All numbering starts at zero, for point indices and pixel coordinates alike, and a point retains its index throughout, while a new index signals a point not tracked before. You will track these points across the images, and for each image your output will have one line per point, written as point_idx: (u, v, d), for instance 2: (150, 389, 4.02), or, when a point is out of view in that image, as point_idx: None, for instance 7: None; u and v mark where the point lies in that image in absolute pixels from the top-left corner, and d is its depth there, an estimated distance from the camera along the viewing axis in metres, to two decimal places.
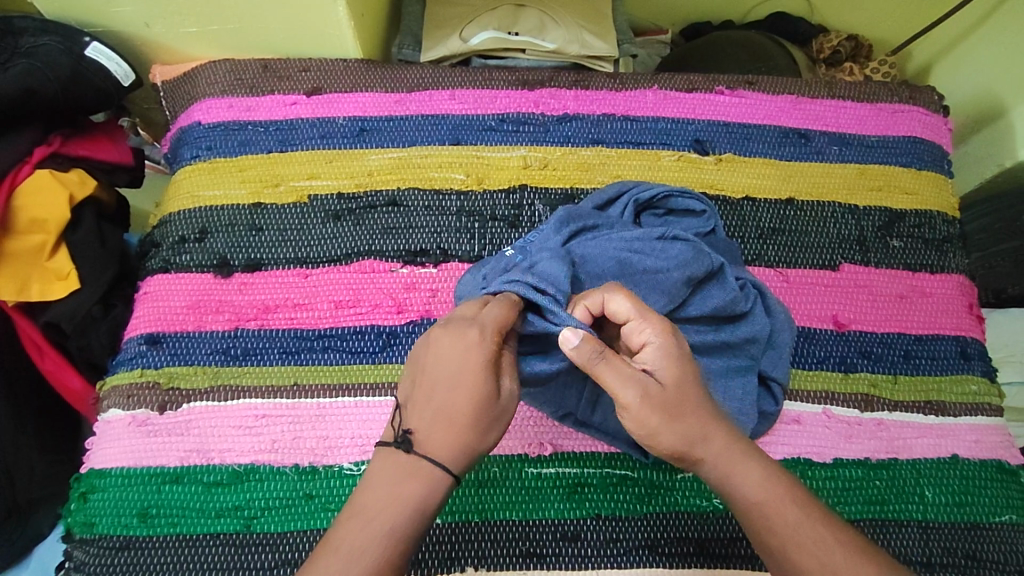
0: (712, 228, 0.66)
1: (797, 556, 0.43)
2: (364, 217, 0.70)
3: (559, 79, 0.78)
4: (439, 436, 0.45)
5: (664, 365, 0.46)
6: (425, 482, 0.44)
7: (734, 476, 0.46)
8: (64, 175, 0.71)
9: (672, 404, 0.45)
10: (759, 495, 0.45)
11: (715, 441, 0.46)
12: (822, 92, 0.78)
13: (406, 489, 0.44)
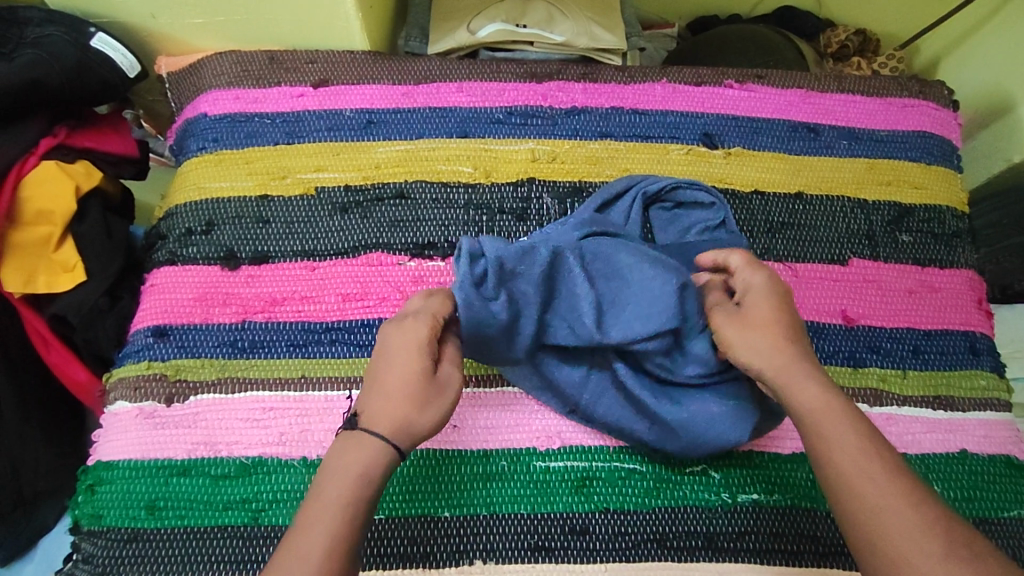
0: (721, 220, 0.67)
1: (838, 461, 0.45)
2: (372, 210, 0.70)
3: (567, 71, 0.77)
4: (381, 414, 0.46)
5: (753, 298, 0.53)
6: (373, 456, 0.45)
7: (792, 389, 0.49)
8: (70, 167, 0.70)
9: (748, 325, 0.52)
10: (813, 404, 0.47)
11: (781, 358, 0.50)
12: (831, 86, 0.78)
13: (347, 462, 0.45)
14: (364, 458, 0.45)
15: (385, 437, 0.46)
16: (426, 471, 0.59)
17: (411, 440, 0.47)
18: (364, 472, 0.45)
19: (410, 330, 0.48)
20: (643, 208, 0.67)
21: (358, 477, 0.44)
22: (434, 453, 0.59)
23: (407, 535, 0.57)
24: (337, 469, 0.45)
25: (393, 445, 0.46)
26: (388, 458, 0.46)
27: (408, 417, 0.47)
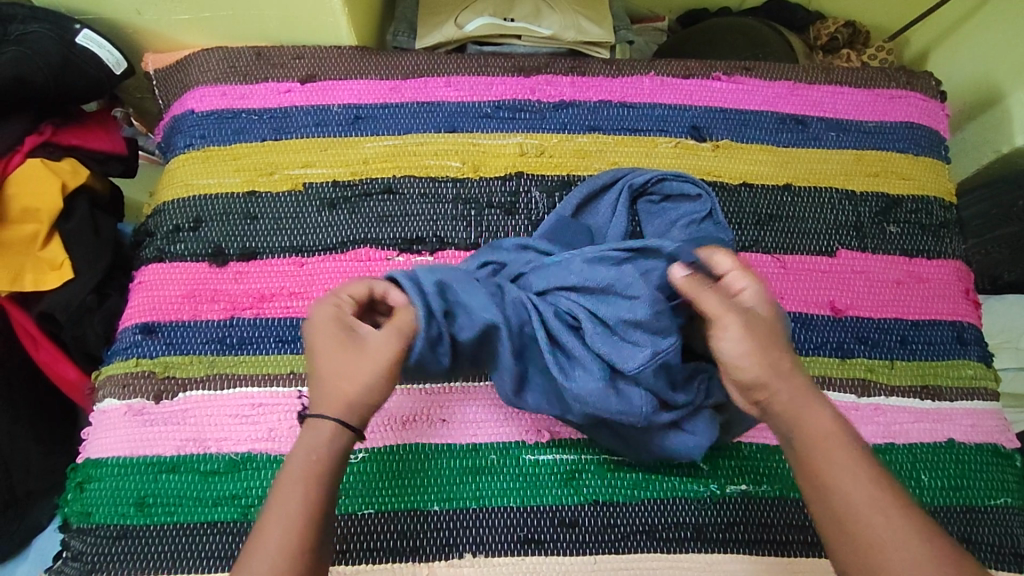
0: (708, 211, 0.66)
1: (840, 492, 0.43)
2: (360, 205, 0.69)
3: (555, 65, 0.77)
4: (320, 397, 0.48)
5: (760, 308, 0.49)
6: (323, 438, 0.47)
7: (807, 409, 0.46)
8: (56, 165, 0.70)
9: (761, 337, 0.47)
10: (827, 428, 0.46)
11: (797, 380, 0.47)
12: (819, 78, 0.78)
13: (299, 448, 0.47)
14: (311, 441, 0.47)
15: (332, 418, 0.47)
16: (415, 466, 0.59)
17: (362, 413, 0.48)
18: (312, 450, 0.46)
19: (324, 311, 0.50)
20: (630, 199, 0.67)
21: (310, 458, 0.46)
22: (423, 448, 0.60)
23: (397, 530, 0.57)
24: (290, 456, 0.47)
25: (342, 423, 0.47)
26: (340, 436, 0.47)
27: (346, 392, 0.48)
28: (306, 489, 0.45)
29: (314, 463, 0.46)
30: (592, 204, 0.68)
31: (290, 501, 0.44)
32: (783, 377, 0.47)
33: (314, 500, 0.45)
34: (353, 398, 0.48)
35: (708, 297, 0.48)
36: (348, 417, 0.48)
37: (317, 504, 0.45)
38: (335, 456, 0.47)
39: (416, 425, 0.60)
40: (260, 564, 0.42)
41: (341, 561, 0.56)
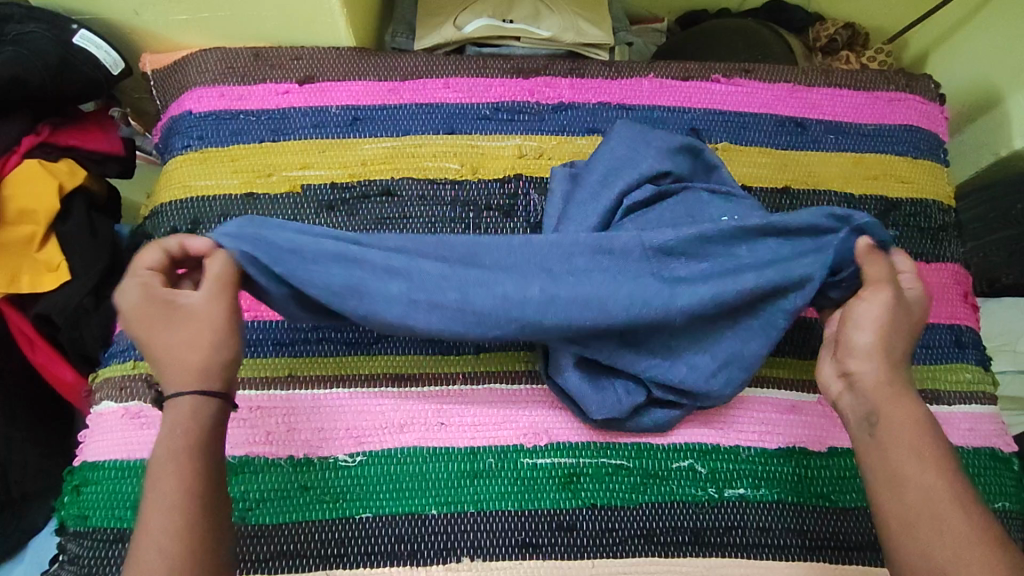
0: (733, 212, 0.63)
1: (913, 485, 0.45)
2: (358, 207, 0.69)
3: (554, 67, 0.77)
4: (164, 373, 0.46)
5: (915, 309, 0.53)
6: (182, 411, 0.45)
7: (892, 399, 0.48)
8: (53, 166, 0.70)
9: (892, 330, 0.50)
10: (905, 419, 0.47)
11: (900, 372, 0.49)
12: (818, 81, 0.78)
13: (161, 430, 0.45)
14: (167, 420, 0.45)
15: (184, 388, 0.46)
16: (412, 469, 0.59)
17: (217, 372, 0.47)
18: (171, 426, 0.45)
19: (133, 288, 0.48)
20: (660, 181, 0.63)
21: (174, 433, 0.45)
22: (422, 451, 0.59)
23: (395, 533, 0.57)
24: (154, 443, 0.45)
25: (190, 390, 0.46)
26: (202, 403, 0.46)
27: (180, 360, 0.46)
28: (173, 466, 0.44)
29: (180, 437, 0.44)
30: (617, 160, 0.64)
31: (166, 484, 0.43)
32: (892, 362, 0.49)
33: (176, 476, 0.43)
34: (198, 365, 0.46)
35: (879, 264, 0.53)
36: (190, 384, 0.46)
37: (191, 478, 0.44)
38: (201, 424, 0.45)
39: (415, 428, 0.60)
40: (151, 552, 0.41)
41: (339, 564, 0.56)
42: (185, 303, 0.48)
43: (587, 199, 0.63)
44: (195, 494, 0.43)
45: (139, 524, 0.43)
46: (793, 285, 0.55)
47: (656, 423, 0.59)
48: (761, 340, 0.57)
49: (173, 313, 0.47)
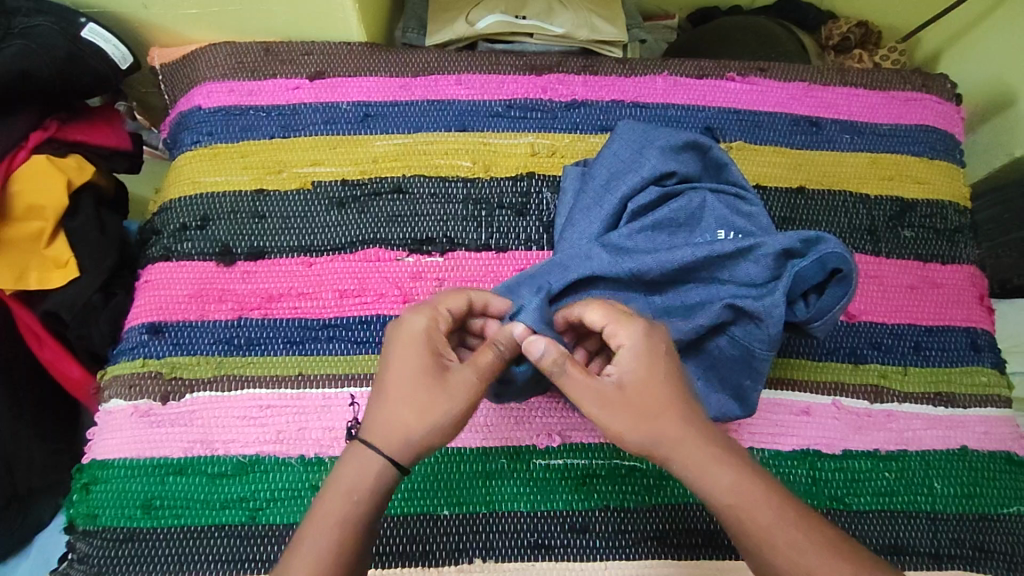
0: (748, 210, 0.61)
1: (776, 559, 0.42)
2: (369, 204, 0.69)
3: (567, 64, 0.76)
4: (381, 424, 0.46)
5: (631, 366, 0.47)
6: (369, 475, 0.44)
7: (704, 478, 0.44)
8: (61, 161, 0.69)
9: (637, 403, 0.45)
10: (728, 497, 0.43)
11: (687, 443, 0.44)
12: (834, 80, 0.77)
13: (340, 484, 0.44)
14: (352, 481, 0.44)
15: (382, 453, 0.45)
16: (425, 469, 0.58)
17: (416, 452, 0.46)
18: (356, 493, 0.44)
19: (420, 323, 0.49)
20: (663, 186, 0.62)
21: (350, 499, 0.44)
22: (434, 451, 0.59)
23: (407, 535, 0.56)
24: (328, 493, 0.44)
25: (387, 462, 0.45)
26: (387, 481, 0.45)
27: (396, 419, 0.46)
28: (340, 534, 0.43)
29: (356, 502, 0.44)
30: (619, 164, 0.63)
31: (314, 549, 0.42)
32: (687, 433, 0.45)
33: (333, 547, 0.42)
34: (417, 431, 0.45)
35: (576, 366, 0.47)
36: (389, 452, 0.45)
37: (345, 554, 0.42)
38: (379, 503, 0.44)
39: None
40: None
41: None
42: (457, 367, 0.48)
43: (589, 205, 0.63)
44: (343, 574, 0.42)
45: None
46: (755, 318, 0.55)
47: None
48: (745, 371, 0.57)
49: (439, 371, 0.47)
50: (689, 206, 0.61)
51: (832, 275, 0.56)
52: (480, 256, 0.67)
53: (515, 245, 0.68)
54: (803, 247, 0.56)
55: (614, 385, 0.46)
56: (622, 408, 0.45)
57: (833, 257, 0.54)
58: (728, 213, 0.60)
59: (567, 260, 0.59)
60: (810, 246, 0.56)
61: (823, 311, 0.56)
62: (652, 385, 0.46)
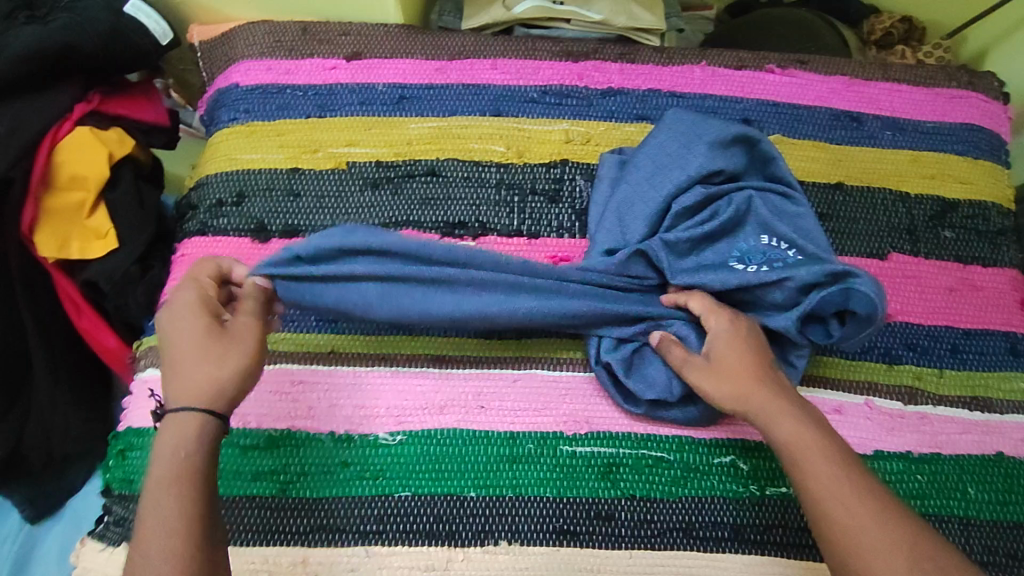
0: (797, 214, 0.61)
1: (817, 494, 0.47)
2: (403, 186, 0.69)
3: (604, 51, 0.76)
4: (179, 389, 0.48)
5: (721, 343, 0.56)
6: (183, 429, 0.47)
7: (771, 426, 0.51)
8: (104, 133, 0.70)
9: (724, 371, 0.54)
10: (789, 441, 0.50)
11: (758, 400, 0.52)
12: (877, 74, 0.76)
13: (166, 443, 0.46)
14: (183, 438, 0.46)
15: (188, 407, 0.47)
16: (453, 450, 0.59)
17: (226, 401, 0.49)
18: (188, 447, 0.46)
19: (185, 300, 0.51)
20: (711, 180, 0.62)
21: (179, 456, 0.46)
22: (463, 433, 0.60)
23: (433, 513, 0.57)
24: (157, 457, 0.46)
25: (202, 414, 0.47)
26: (207, 427, 0.47)
27: (211, 377, 0.48)
28: (193, 495, 0.44)
29: (178, 461, 0.45)
30: (666, 155, 0.63)
31: (168, 506, 0.44)
32: (755, 392, 0.52)
33: (196, 499, 0.44)
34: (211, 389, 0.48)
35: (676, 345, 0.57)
36: (212, 405, 0.48)
37: (200, 503, 0.44)
38: (209, 451, 0.47)
39: (454, 411, 0.60)
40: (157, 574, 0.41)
41: (377, 541, 0.56)
42: (229, 324, 0.51)
43: (630, 203, 0.63)
44: (201, 521, 0.44)
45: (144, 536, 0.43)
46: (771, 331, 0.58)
47: (674, 420, 0.60)
48: None
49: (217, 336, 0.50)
50: (732, 210, 0.60)
51: (854, 315, 0.55)
52: (512, 242, 0.66)
53: (547, 232, 0.67)
54: (833, 280, 0.55)
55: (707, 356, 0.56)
56: (713, 377, 0.54)
57: (862, 300, 0.53)
58: (770, 220, 0.60)
59: (608, 265, 0.61)
60: (840, 279, 0.54)
61: (846, 337, 0.57)
62: (736, 357, 0.54)
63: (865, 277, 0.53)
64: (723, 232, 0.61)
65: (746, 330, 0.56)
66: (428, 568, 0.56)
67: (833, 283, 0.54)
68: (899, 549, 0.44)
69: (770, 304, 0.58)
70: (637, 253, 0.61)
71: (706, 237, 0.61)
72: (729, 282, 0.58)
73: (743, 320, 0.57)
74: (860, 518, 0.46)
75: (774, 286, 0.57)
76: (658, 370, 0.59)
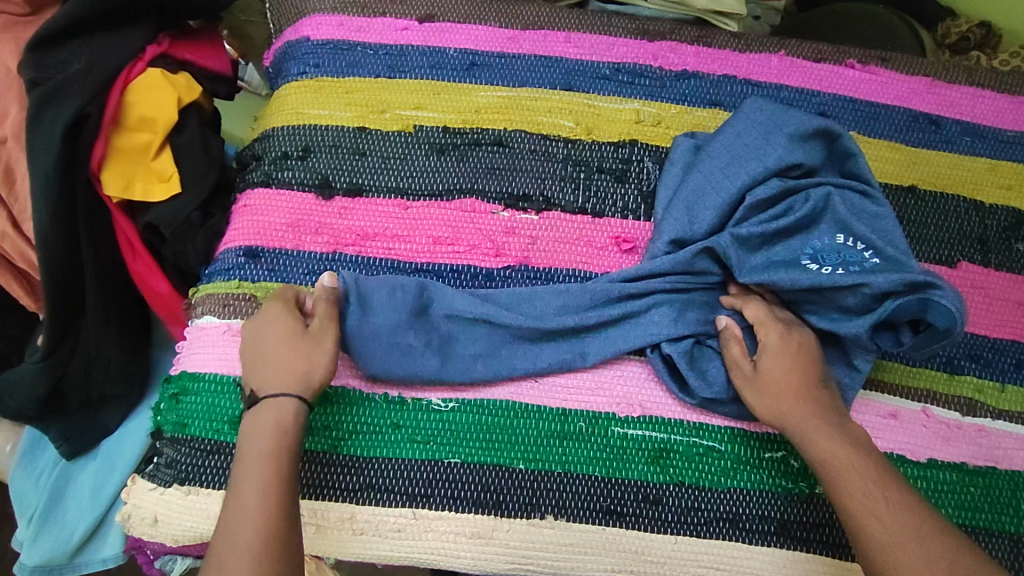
0: (877, 215, 0.59)
1: (848, 505, 0.49)
2: (469, 154, 0.68)
3: (681, 32, 0.75)
4: (275, 382, 0.53)
5: (768, 357, 0.56)
6: (286, 415, 0.52)
7: (808, 442, 0.52)
8: (174, 77, 0.70)
9: (767, 388, 0.55)
10: (824, 455, 0.51)
11: (796, 419, 0.53)
12: (960, 78, 0.74)
13: (262, 426, 0.52)
14: (269, 420, 0.52)
15: (290, 394, 0.53)
16: (505, 421, 0.59)
17: (314, 389, 0.54)
18: (277, 427, 0.51)
19: (275, 307, 0.57)
20: (788, 172, 0.61)
21: (272, 436, 0.51)
22: (514, 405, 0.59)
23: (480, 482, 0.57)
24: (254, 436, 0.51)
25: (287, 398, 0.53)
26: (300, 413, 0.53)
27: (293, 366, 0.54)
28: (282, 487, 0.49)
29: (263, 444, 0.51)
30: (742, 143, 0.62)
31: (261, 481, 0.49)
32: (796, 408, 0.53)
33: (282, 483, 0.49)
34: (298, 375, 0.54)
35: (733, 345, 0.57)
36: (300, 392, 0.53)
37: (283, 485, 0.49)
38: (298, 433, 0.52)
39: (508, 382, 0.60)
40: (250, 535, 0.46)
41: (425, 504, 0.56)
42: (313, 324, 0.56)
43: (701, 193, 0.62)
44: (285, 506, 0.48)
45: (234, 495, 0.49)
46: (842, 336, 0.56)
47: (728, 413, 0.59)
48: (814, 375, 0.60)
49: (299, 333, 0.55)
50: (808, 206, 0.58)
51: (929, 326, 0.54)
52: (576, 220, 0.66)
53: (612, 212, 0.66)
54: (908, 289, 0.53)
55: (752, 368, 0.56)
56: (755, 388, 0.55)
57: (941, 313, 0.52)
58: (849, 220, 0.58)
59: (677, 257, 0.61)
60: (919, 289, 0.53)
61: (918, 346, 0.55)
62: (780, 375, 0.55)
63: (947, 290, 0.52)
64: (796, 228, 0.59)
65: (798, 345, 0.56)
66: (473, 535, 0.56)
67: (911, 293, 0.53)
68: (935, 564, 0.45)
69: (839, 307, 0.57)
70: (706, 246, 0.60)
71: (779, 232, 0.59)
72: (801, 281, 0.56)
73: (795, 333, 0.57)
74: (896, 535, 0.46)
75: (848, 290, 0.55)
76: (719, 372, 0.59)
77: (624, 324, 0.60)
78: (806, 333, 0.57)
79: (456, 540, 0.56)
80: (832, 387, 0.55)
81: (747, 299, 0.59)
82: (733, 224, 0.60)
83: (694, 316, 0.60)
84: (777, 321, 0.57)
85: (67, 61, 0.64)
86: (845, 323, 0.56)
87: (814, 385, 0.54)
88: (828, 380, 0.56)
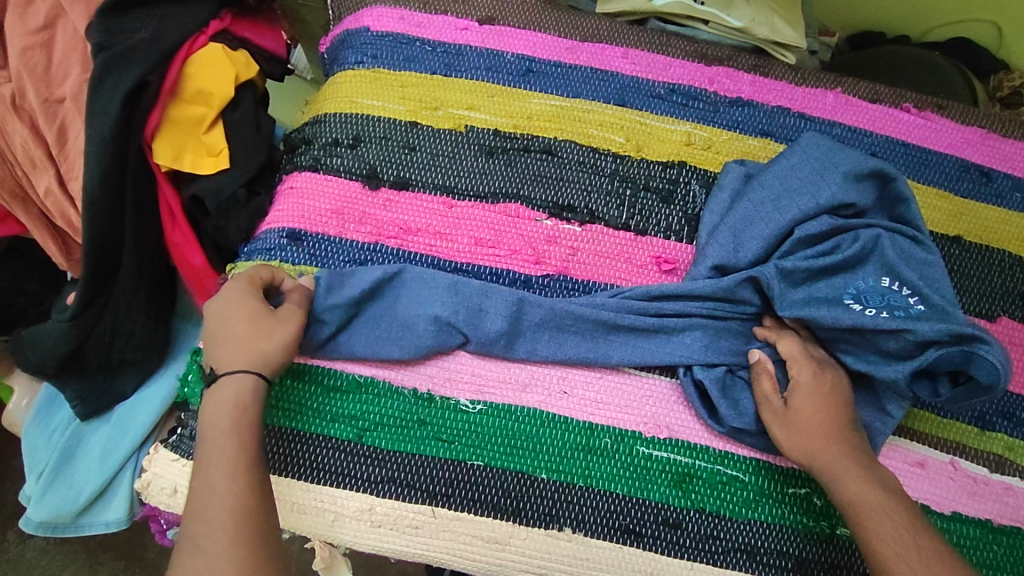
0: (926, 262, 0.59)
1: (880, 548, 0.48)
2: (517, 159, 0.68)
3: (738, 59, 0.75)
4: (227, 360, 0.55)
5: (801, 396, 0.55)
6: (230, 391, 0.53)
7: (838, 481, 0.52)
8: (234, 54, 0.70)
9: (799, 424, 0.54)
10: (853, 495, 0.51)
11: (828, 458, 0.52)
12: (1013, 133, 0.74)
13: (216, 407, 0.53)
14: (228, 398, 0.53)
15: (239, 370, 0.54)
16: (530, 429, 0.58)
17: (270, 363, 0.55)
18: (238, 404, 0.53)
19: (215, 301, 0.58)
20: (836, 210, 0.61)
21: (220, 414, 0.52)
22: (543, 414, 0.59)
23: (502, 487, 0.57)
24: (211, 417, 0.53)
25: (236, 376, 0.54)
26: (254, 384, 0.54)
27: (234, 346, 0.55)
28: (243, 458, 0.51)
29: (220, 419, 0.52)
30: (792, 176, 0.62)
31: (222, 459, 0.50)
32: (828, 446, 0.53)
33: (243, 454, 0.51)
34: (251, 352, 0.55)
35: (765, 380, 0.57)
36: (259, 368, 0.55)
37: (243, 455, 0.51)
38: (245, 406, 0.53)
39: (536, 391, 0.60)
40: (219, 508, 0.49)
41: (444, 504, 0.56)
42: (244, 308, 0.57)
43: (749, 221, 0.62)
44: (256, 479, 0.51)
45: (202, 470, 0.51)
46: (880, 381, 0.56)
47: (755, 444, 0.58)
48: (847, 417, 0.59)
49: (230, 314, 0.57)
50: (857, 246, 0.58)
51: (970, 379, 0.54)
52: (617, 236, 0.65)
53: (655, 232, 0.66)
54: (952, 341, 0.53)
55: (783, 405, 0.56)
56: (786, 425, 0.55)
57: (984, 368, 0.52)
58: (896, 263, 0.57)
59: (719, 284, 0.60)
60: (964, 342, 0.52)
61: (957, 399, 0.55)
62: (811, 413, 0.54)
63: (994, 345, 0.51)
64: (841, 267, 0.59)
65: (832, 385, 0.56)
66: (490, 540, 0.56)
67: (955, 344, 0.52)
68: None
69: (877, 350, 0.56)
70: (748, 277, 0.60)
71: (823, 269, 0.59)
72: (843, 320, 0.56)
73: (829, 373, 0.56)
74: None
75: (890, 335, 0.54)
76: (750, 403, 0.58)
77: (660, 342, 0.60)
78: (839, 373, 0.57)
79: (472, 542, 0.56)
80: (862, 431, 0.55)
81: (784, 333, 0.59)
82: (778, 256, 0.60)
83: (728, 344, 0.60)
84: (811, 360, 0.57)
85: (135, 28, 0.65)
86: (883, 367, 0.55)
87: (847, 428, 0.54)
88: (858, 423, 0.55)
